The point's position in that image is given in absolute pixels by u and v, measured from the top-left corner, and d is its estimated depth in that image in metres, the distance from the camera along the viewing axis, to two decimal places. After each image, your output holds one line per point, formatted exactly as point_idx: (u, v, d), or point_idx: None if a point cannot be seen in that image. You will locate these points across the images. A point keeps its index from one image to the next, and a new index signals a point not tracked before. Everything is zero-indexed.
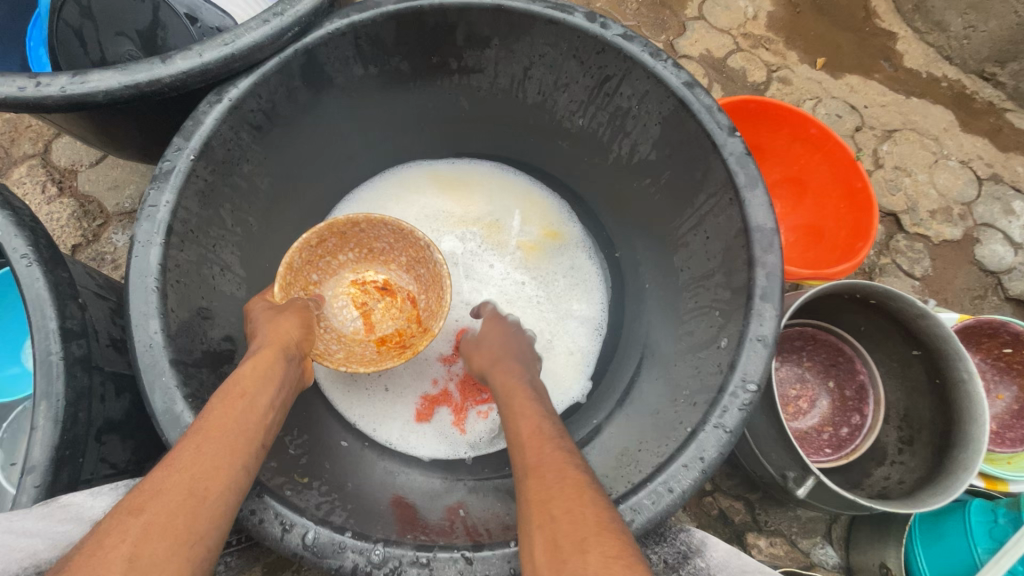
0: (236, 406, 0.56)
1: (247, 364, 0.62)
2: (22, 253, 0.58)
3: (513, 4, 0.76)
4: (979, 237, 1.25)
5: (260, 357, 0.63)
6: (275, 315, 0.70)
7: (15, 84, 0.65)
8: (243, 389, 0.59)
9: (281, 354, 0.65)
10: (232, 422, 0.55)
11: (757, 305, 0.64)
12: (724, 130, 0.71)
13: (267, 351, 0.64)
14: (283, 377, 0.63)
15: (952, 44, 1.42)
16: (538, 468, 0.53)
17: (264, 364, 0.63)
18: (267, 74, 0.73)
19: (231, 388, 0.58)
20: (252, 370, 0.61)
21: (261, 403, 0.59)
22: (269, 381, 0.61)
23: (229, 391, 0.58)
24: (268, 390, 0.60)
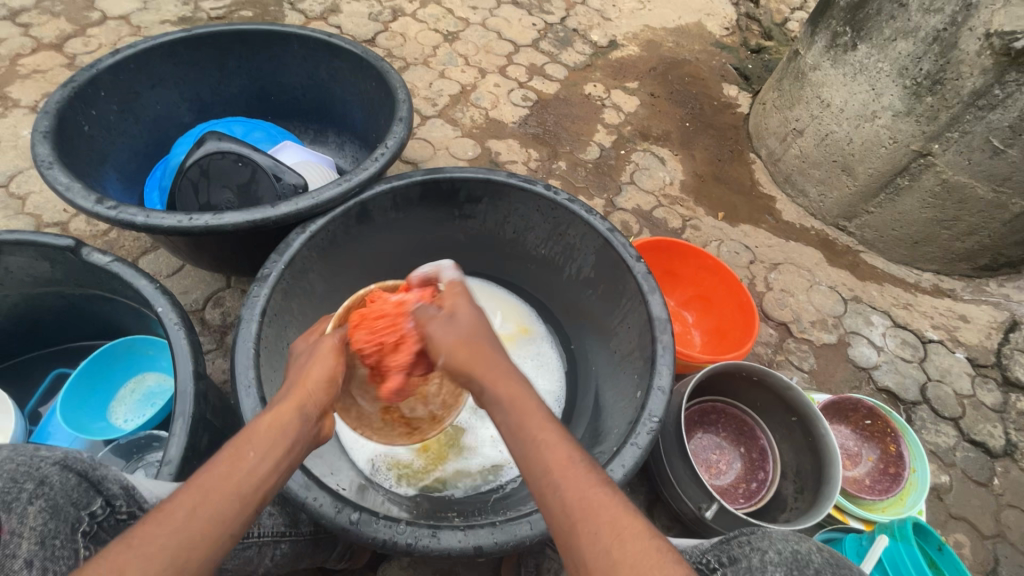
0: (241, 458, 0.59)
1: (261, 422, 0.63)
2: (174, 320, 0.88)
3: (498, 178, 1.19)
4: (851, 341, 1.64)
5: (277, 413, 0.65)
6: (315, 357, 0.75)
7: (176, 219, 1.03)
8: (250, 447, 0.60)
9: (297, 412, 0.67)
10: (233, 474, 0.57)
11: (658, 366, 0.96)
12: (633, 257, 1.09)
13: (283, 410, 0.66)
14: (295, 435, 0.64)
15: (814, 204, 1.95)
16: (568, 518, 0.58)
17: (278, 422, 0.64)
18: (337, 216, 1.11)
19: (241, 445, 0.60)
20: (264, 427, 0.63)
21: (265, 461, 0.60)
22: (277, 442, 0.62)
23: (238, 446, 0.60)
24: (277, 450, 0.62)
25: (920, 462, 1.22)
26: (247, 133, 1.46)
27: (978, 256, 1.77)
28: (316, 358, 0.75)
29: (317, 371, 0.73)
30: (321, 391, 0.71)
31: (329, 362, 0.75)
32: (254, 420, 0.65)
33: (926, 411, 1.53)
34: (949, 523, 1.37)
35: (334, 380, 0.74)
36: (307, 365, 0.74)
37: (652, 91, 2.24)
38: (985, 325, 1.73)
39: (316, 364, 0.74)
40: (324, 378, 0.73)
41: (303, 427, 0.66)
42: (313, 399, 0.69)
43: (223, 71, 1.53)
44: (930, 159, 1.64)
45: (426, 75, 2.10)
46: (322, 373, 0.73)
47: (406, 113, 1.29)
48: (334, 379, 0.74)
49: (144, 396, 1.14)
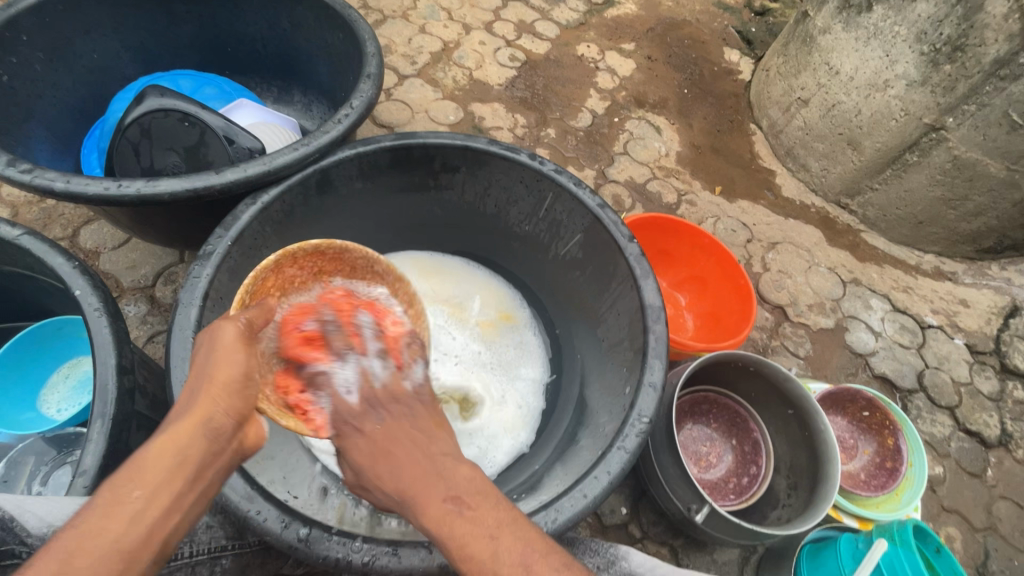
0: (123, 501, 0.48)
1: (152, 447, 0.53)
2: (95, 307, 0.77)
3: (476, 145, 1.07)
4: (848, 326, 1.56)
5: (175, 433, 0.55)
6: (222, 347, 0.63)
7: (102, 185, 0.90)
8: (138, 483, 0.50)
9: (200, 428, 0.56)
10: (109, 526, 0.47)
11: (650, 360, 0.87)
12: (625, 237, 0.98)
13: (183, 426, 0.55)
14: (197, 460, 0.54)
15: (816, 180, 1.84)
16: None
17: (175, 446, 0.54)
18: (293, 186, 0.98)
19: (127, 477, 0.50)
20: (158, 450, 0.53)
21: (155, 501, 0.50)
22: (173, 472, 0.52)
23: (122, 479, 0.50)
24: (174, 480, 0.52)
25: (918, 456, 1.16)
26: (197, 89, 1.30)
27: (983, 238, 1.69)
28: (224, 355, 0.62)
29: (232, 371, 0.61)
30: (233, 395, 0.60)
31: (241, 357, 0.63)
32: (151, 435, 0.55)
33: (922, 400, 1.47)
34: (940, 516, 1.33)
35: (248, 380, 0.63)
36: (216, 357, 0.62)
37: (649, 54, 2.08)
38: (986, 310, 1.66)
39: (221, 363, 0.62)
40: (236, 378, 0.61)
41: (207, 446, 0.56)
42: (222, 409, 0.59)
43: (170, 17, 1.35)
44: (942, 134, 1.53)
45: (405, 29, 1.92)
46: (233, 372, 0.61)
47: (375, 69, 1.14)
48: (247, 379, 0.62)
49: (78, 382, 1.06)
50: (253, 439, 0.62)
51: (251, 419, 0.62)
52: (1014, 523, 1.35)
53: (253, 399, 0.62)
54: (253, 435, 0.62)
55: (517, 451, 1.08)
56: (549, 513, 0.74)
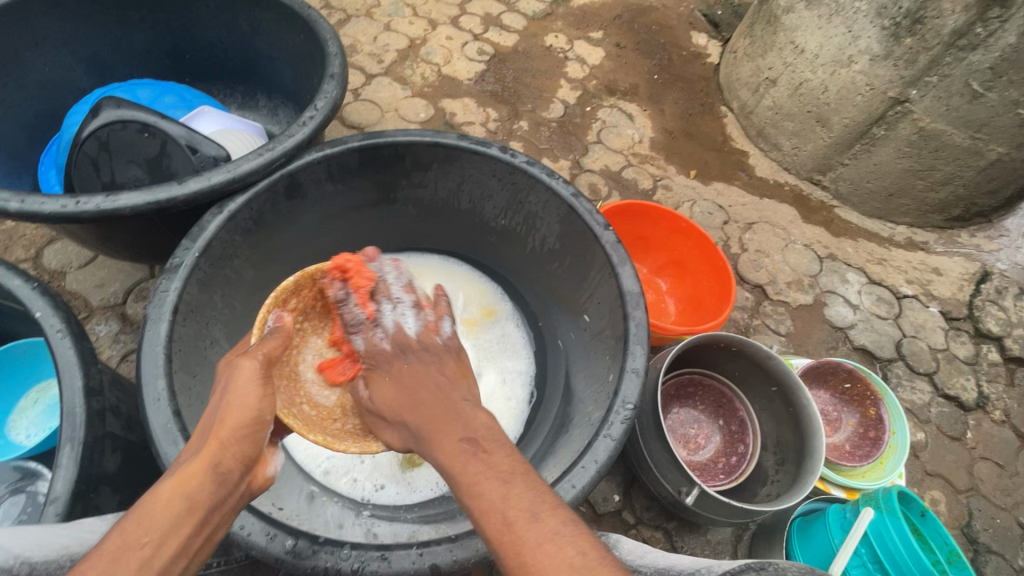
0: (132, 548, 0.50)
1: (161, 491, 0.54)
2: (58, 328, 0.75)
3: (446, 141, 1.06)
4: (827, 301, 1.58)
5: (185, 477, 0.56)
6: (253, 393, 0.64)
7: (59, 203, 0.87)
8: (146, 529, 0.51)
9: (209, 471, 0.57)
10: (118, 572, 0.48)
11: (631, 347, 0.87)
12: (600, 226, 0.98)
13: (193, 468, 0.57)
14: (207, 503, 0.56)
15: (788, 159, 1.86)
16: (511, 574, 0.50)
17: (184, 489, 0.55)
18: (261, 192, 0.96)
19: (137, 522, 0.52)
20: (167, 495, 0.54)
21: (163, 546, 0.51)
22: (181, 517, 0.53)
23: (132, 525, 0.51)
24: (181, 527, 0.53)
25: (899, 423, 1.18)
26: (156, 99, 1.27)
27: (951, 207, 1.73)
28: (239, 398, 0.63)
29: (243, 413, 0.62)
30: (242, 439, 0.61)
31: (255, 399, 0.64)
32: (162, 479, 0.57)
33: (902, 368, 1.50)
34: (924, 481, 1.36)
35: (258, 424, 0.64)
36: (229, 400, 0.63)
37: (617, 41, 2.08)
38: (958, 277, 1.70)
39: (232, 407, 0.63)
40: (246, 424, 0.62)
41: (216, 490, 0.57)
42: (231, 453, 0.60)
43: (122, 25, 1.31)
44: (907, 106, 1.56)
45: (370, 27, 1.89)
46: (244, 418, 0.62)
47: (338, 69, 1.12)
48: (260, 422, 0.64)
49: (46, 407, 1.03)
50: (262, 480, 0.64)
51: (260, 462, 0.64)
52: (995, 483, 1.39)
53: (263, 441, 0.64)
54: (262, 477, 0.64)
55: (507, 445, 1.08)
56: None
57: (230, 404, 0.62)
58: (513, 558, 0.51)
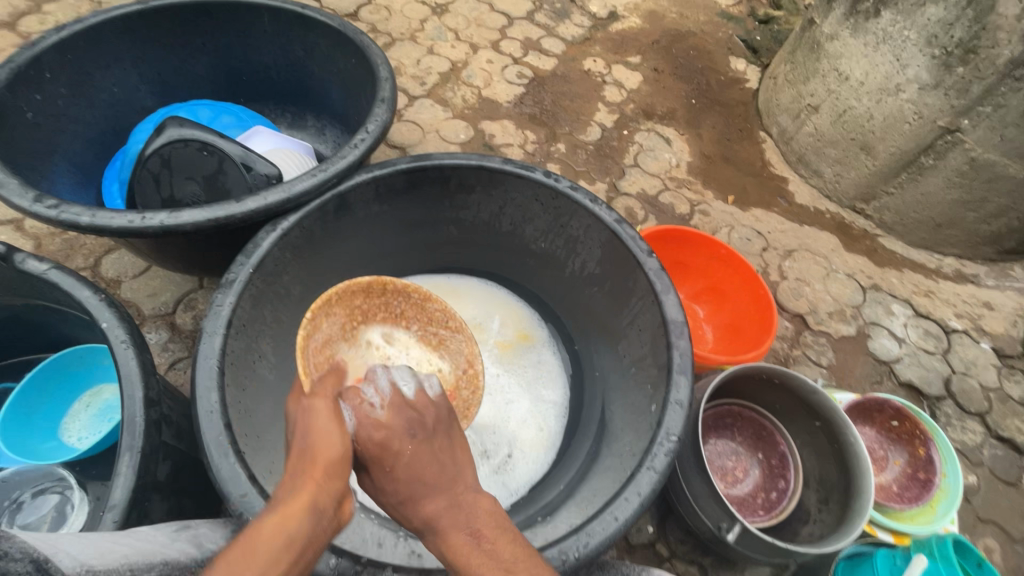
0: None
1: (262, 529, 0.52)
2: (122, 339, 0.79)
3: (491, 165, 1.08)
4: (871, 333, 1.54)
5: (283, 516, 0.54)
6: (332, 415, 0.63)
7: (126, 218, 0.92)
8: (248, 568, 0.48)
9: (305, 509, 0.55)
10: None
11: (675, 377, 0.86)
12: (644, 252, 0.98)
13: (290, 503, 0.55)
14: (303, 544, 0.53)
15: (829, 186, 1.82)
16: None
17: (282, 530, 0.52)
18: (312, 211, 0.99)
19: (236, 562, 0.49)
20: (265, 534, 0.52)
21: None
22: (280, 557, 0.50)
23: (230, 566, 0.48)
24: (278, 569, 0.50)
25: (952, 466, 1.12)
26: (215, 118, 1.33)
27: (1004, 239, 1.67)
28: (322, 426, 0.62)
29: (329, 445, 0.60)
30: (335, 474, 0.59)
31: (342, 429, 0.62)
32: (258, 516, 0.54)
33: (950, 406, 1.44)
34: (977, 527, 1.29)
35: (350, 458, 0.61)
36: (318, 425, 0.62)
37: (655, 66, 2.09)
38: (1010, 312, 1.63)
39: (322, 434, 0.61)
40: (337, 451, 0.60)
41: (311, 528, 0.54)
42: (325, 490, 0.57)
43: (186, 48, 1.38)
44: (958, 136, 1.52)
45: (414, 51, 1.95)
46: (337, 452, 0.60)
47: (388, 93, 1.15)
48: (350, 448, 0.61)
49: (100, 410, 1.08)
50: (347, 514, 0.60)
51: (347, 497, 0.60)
52: None
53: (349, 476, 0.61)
54: (347, 511, 0.60)
55: (539, 472, 1.08)
56: (580, 536, 0.73)
57: (320, 434, 0.60)
58: None
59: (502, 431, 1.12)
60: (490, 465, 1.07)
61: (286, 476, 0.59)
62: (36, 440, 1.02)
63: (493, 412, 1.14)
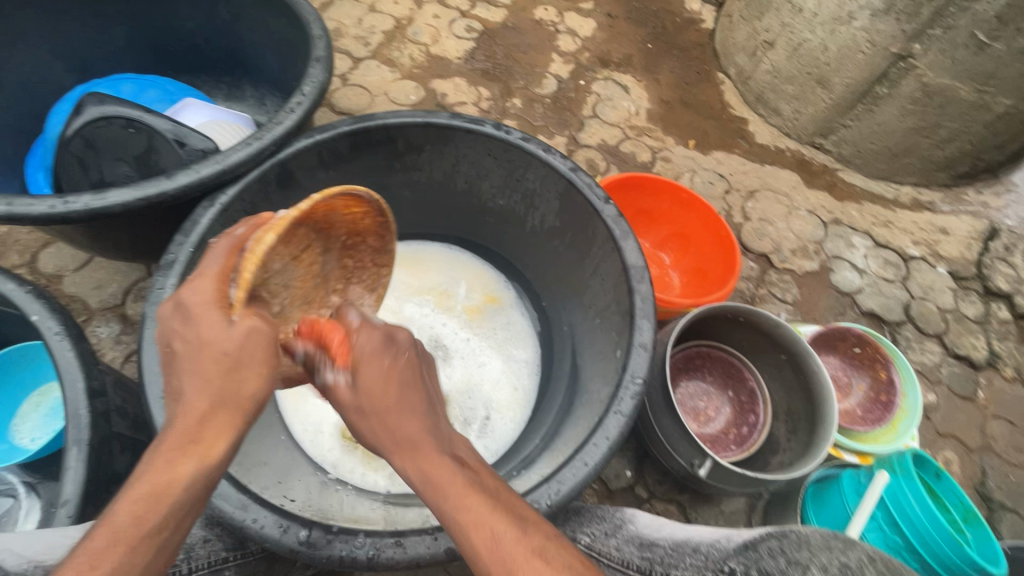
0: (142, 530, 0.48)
1: (175, 469, 0.51)
2: (56, 330, 0.75)
3: (438, 121, 1.03)
4: (833, 267, 1.56)
5: (192, 453, 0.53)
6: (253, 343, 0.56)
7: (47, 203, 0.86)
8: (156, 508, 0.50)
9: (222, 448, 0.54)
10: (136, 561, 0.47)
11: (638, 321, 0.85)
12: (601, 200, 0.96)
13: (204, 441, 0.53)
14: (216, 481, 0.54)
15: (788, 123, 1.81)
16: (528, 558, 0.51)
17: (196, 469, 0.52)
18: (252, 183, 0.94)
19: (150, 504, 0.50)
20: (176, 474, 0.51)
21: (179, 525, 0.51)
22: (194, 497, 0.52)
23: (143, 502, 0.49)
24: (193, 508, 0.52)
25: (911, 386, 1.17)
26: (140, 93, 1.24)
27: (958, 163, 1.70)
28: (254, 367, 0.56)
29: (254, 393, 0.56)
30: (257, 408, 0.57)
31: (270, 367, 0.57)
32: (163, 446, 0.52)
33: (911, 330, 1.49)
34: (937, 441, 1.35)
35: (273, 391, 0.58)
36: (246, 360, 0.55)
37: (609, 11, 2.02)
38: (965, 236, 1.67)
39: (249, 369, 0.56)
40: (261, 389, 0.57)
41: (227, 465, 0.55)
42: (244, 427, 0.56)
43: (100, 17, 1.27)
44: (910, 62, 1.51)
45: (355, 10, 1.84)
46: (260, 388, 0.56)
47: (322, 52, 1.08)
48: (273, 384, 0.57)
49: (50, 409, 1.03)
50: None
51: None
52: (1007, 440, 1.38)
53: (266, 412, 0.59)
54: None
55: (514, 430, 1.08)
56: (552, 484, 0.74)
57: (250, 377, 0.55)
58: (535, 554, 0.51)
59: (475, 393, 1.12)
60: (470, 428, 1.07)
61: (198, 409, 0.54)
62: None
63: (464, 376, 1.14)
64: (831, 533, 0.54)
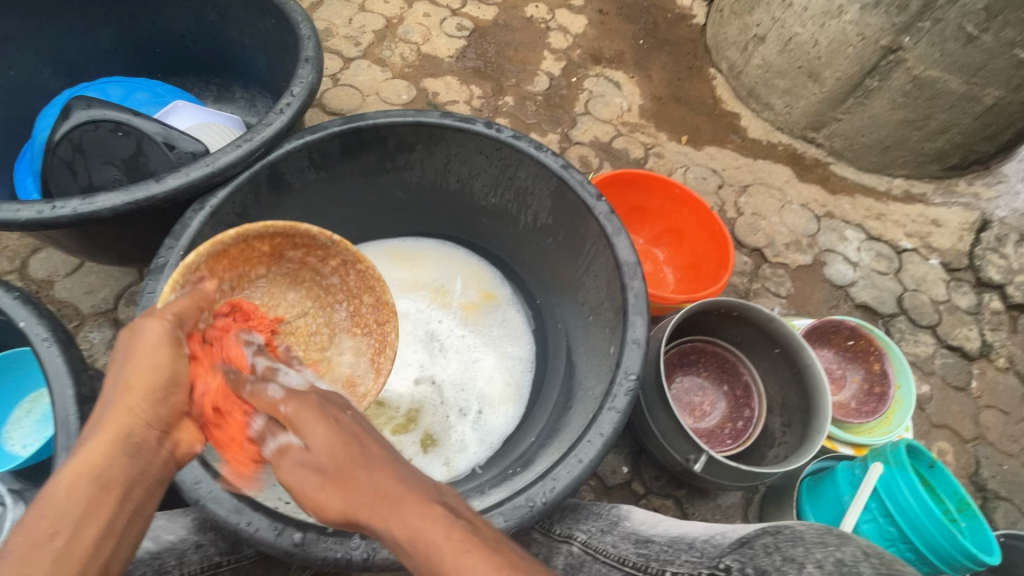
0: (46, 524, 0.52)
1: (75, 469, 0.55)
2: (45, 337, 0.74)
3: (429, 120, 1.02)
4: (826, 261, 1.57)
5: (95, 454, 0.57)
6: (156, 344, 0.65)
7: (35, 209, 0.85)
8: (61, 506, 0.53)
9: (119, 444, 0.59)
10: (42, 555, 0.50)
11: (631, 318, 0.85)
12: (593, 197, 0.96)
13: (102, 437, 0.59)
14: (123, 479, 0.57)
15: (780, 118, 1.82)
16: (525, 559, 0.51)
17: (89, 471, 0.56)
18: (242, 185, 0.93)
19: (54, 497, 0.53)
20: (78, 472, 0.56)
21: (90, 522, 0.53)
22: (96, 495, 0.55)
23: (51, 497, 0.54)
24: (104, 504, 0.55)
25: (904, 377, 1.17)
26: (128, 96, 1.23)
27: (949, 155, 1.70)
28: (146, 359, 0.64)
29: None
30: (155, 400, 0.63)
31: (165, 358, 0.65)
32: (74, 450, 0.58)
33: (904, 323, 1.49)
34: (931, 432, 1.36)
35: (172, 387, 0.65)
36: (139, 357, 0.64)
37: (600, 8, 2.02)
38: (957, 228, 1.68)
39: (141, 365, 0.63)
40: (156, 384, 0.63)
41: (130, 463, 0.58)
42: (140, 422, 0.61)
43: (87, 20, 1.26)
44: (900, 55, 1.52)
45: (345, 9, 1.83)
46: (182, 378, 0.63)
47: (312, 52, 1.08)
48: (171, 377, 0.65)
49: (42, 416, 1.03)
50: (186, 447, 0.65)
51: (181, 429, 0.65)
52: (1001, 430, 1.39)
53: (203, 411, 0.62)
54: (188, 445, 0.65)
55: (510, 427, 1.08)
56: (547, 482, 0.74)
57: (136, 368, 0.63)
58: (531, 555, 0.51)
59: (471, 390, 1.12)
60: (464, 425, 1.07)
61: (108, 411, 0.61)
62: None
63: (460, 372, 1.13)
64: (824, 526, 0.55)
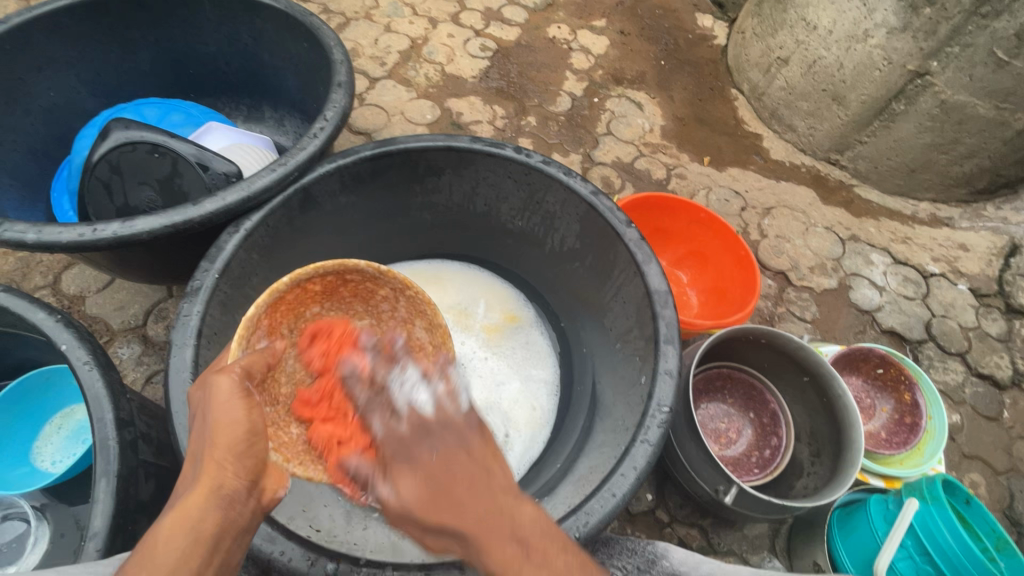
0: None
1: (165, 529, 0.52)
2: (85, 360, 0.75)
3: (459, 145, 1.03)
4: (852, 284, 1.55)
5: (183, 510, 0.54)
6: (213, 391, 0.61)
7: (76, 232, 0.87)
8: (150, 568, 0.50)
9: (210, 497, 0.55)
10: None
11: (662, 347, 0.84)
12: (623, 223, 0.95)
13: (193, 492, 0.55)
14: (214, 533, 0.54)
15: (803, 139, 1.81)
16: None
17: (185, 523, 0.53)
18: (275, 209, 0.94)
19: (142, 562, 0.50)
20: (168, 532, 0.52)
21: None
22: (187, 551, 0.52)
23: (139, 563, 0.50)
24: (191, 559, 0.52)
25: (936, 408, 1.15)
26: (163, 117, 1.26)
27: (976, 179, 1.69)
28: (229, 410, 0.60)
29: None
30: (240, 453, 0.59)
31: (243, 411, 0.61)
32: (165, 507, 0.55)
33: (933, 349, 1.47)
34: (963, 463, 1.33)
35: (253, 437, 0.61)
36: (216, 410, 0.60)
37: (622, 29, 2.04)
38: (985, 252, 1.65)
39: (221, 416, 0.60)
40: (239, 436, 0.60)
41: (221, 516, 0.55)
42: (231, 473, 0.58)
43: (126, 44, 1.30)
44: (928, 80, 1.51)
45: (370, 30, 1.87)
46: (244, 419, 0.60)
47: (344, 77, 1.09)
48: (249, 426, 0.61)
49: (72, 432, 1.04)
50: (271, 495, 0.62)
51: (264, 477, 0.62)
52: None
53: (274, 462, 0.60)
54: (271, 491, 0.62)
55: (535, 452, 1.07)
56: (581, 515, 0.73)
57: (219, 422, 0.59)
58: None
59: (494, 414, 1.11)
60: None
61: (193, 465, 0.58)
62: (6, 469, 0.99)
63: (483, 397, 1.13)
64: None
